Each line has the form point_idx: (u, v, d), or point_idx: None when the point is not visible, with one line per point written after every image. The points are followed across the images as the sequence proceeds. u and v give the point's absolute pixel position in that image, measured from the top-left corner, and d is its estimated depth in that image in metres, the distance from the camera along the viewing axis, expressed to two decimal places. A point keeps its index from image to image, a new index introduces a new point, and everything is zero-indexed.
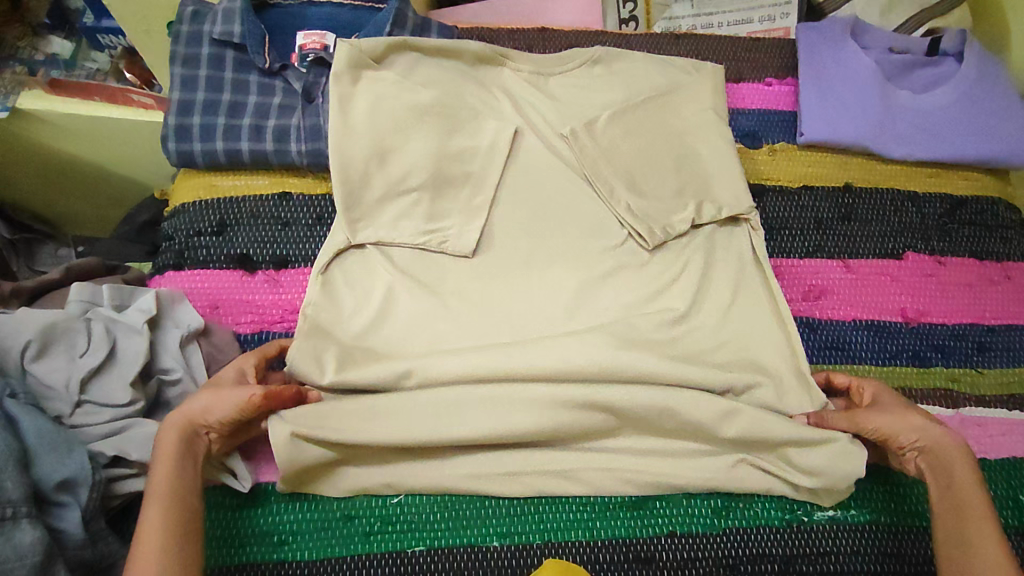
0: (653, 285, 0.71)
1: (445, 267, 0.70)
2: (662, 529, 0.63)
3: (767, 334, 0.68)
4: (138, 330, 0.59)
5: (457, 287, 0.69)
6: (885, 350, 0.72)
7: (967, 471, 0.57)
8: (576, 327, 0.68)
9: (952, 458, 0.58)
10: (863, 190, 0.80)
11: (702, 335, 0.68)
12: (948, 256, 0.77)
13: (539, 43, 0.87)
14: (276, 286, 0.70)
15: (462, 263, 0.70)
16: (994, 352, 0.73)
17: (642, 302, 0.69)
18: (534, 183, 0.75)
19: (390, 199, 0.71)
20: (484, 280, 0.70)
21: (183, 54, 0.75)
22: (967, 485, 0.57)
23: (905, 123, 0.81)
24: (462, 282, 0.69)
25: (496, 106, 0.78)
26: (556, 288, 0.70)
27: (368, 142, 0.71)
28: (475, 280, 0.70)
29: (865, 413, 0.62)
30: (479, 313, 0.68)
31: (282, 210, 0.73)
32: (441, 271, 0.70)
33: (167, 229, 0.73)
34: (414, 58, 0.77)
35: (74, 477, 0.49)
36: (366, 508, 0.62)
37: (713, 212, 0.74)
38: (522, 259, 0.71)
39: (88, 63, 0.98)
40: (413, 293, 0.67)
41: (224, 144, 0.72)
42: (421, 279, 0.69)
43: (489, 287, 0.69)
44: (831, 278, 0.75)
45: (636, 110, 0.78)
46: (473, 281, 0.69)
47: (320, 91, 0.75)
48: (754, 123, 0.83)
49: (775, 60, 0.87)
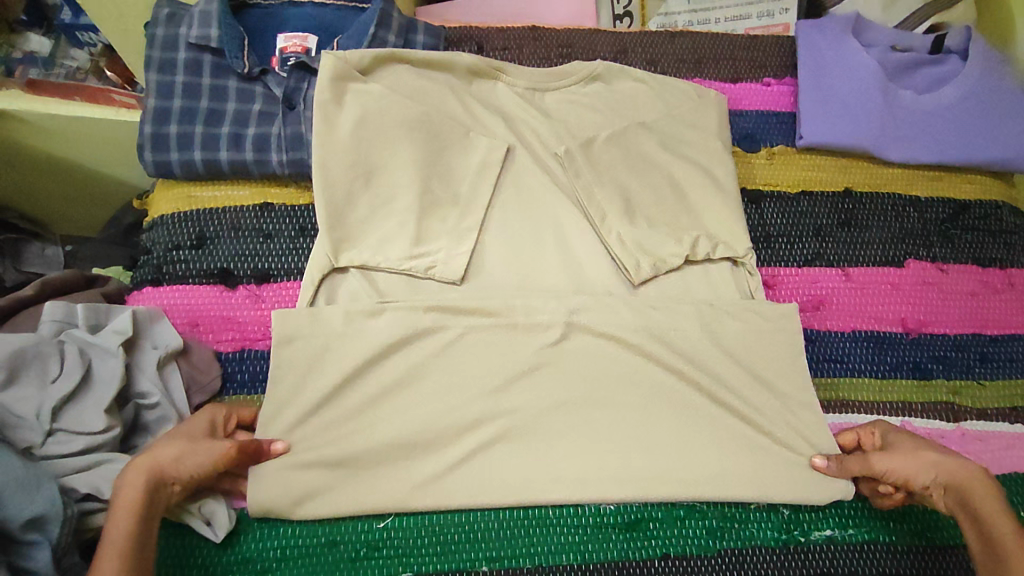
0: (624, 419, 0.63)
1: (396, 390, 0.62)
2: (656, 551, 0.61)
3: (743, 382, 0.65)
4: (113, 353, 0.57)
5: (407, 443, 0.60)
6: (885, 362, 0.70)
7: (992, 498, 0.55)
8: (554, 418, 0.62)
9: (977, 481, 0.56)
10: (864, 195, 0.78)
11: (676, 460, 0.62)
12: (950, 263, 0.75)
13: (530, 42, 0.83)
14: (259, 302, 0.67)
15: (412, 402, 0.61)
16: (996, 363, 0.72)
17: (632, 443, 0.62)
18: (525, 194, 0.73)
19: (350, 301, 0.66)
20: (443, 424, 0.61)
21: (157, 58, 0.72)
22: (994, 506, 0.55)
23: (907, 126, 0.78)
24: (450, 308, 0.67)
25: (486, 121, 0.75)
26: (520, 432, 0.62)
27: (353, 161, 0.69)
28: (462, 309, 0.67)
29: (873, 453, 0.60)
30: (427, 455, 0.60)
31: (263, 221, 0.71)
32: (386, 423, 0.61)
33: (145, 242, 0.71)
34: (401, 69, 0.74)
35: (44, 514, 0.47)
36: (351, 533, 0.59)
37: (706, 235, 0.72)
38: (492, 391, 0.62)
39: (68, 62, 0.95)
40: (352, 459, 0.59)
41: (202, 155, 0.69)
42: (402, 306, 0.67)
43: (450, 433, 0.61)
44: (830, 287, 0.73)
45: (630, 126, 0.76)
46: (438, 434, 0.61)
47: (300, 96, 0.72)
48: (751, 125, 0.81)
49: (774, 58, 0.84)
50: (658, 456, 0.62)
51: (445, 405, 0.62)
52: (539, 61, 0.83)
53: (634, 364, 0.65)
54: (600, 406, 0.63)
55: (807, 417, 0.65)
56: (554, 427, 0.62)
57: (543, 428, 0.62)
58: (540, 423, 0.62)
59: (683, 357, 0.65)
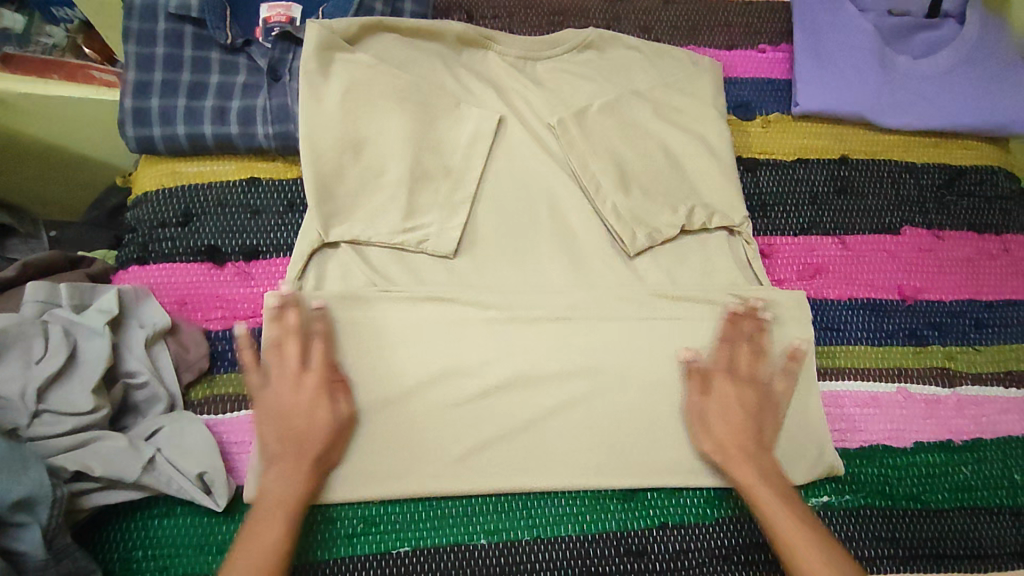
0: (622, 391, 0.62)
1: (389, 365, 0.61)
2: (654, 520, 0.61)
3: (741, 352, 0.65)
4: (99, 332, 0.56)
5: (404, 420, 0.60)
6: (883, 329, 0.69)
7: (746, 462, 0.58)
8: (550, 390, 0.62)
9: (744, 467, 0.58)
10: (860, 162, 0.77)
11: (675, 431, 0.62)
12: (946, 230, 0.74)
13: (521, 10, 0.81)
14: (247, 279, 0.66)
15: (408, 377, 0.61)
16: (992, 329, 0.71)
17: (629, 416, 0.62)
18: (517, 166, 0.72)
19: (340, 276, 0.65)
20: (439, 399, 0.61)
21: (136, 30, 0.69)
22: (773, 497, 0.56)
23: (904, 91, 0.77)
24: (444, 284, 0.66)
25: (476, 93, 0.74)
26: (516, 405, 0.61)
27: (342, 133, 0.67)
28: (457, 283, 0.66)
29: (717, 380, 0.62)
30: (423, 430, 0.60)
31: (251, 198, 0.69)
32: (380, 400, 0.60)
33: (129, 221, 0.69)
34: (390, 39, 0.72)
35: (33, 494, 0.46)
36: (349, 509, 0.59)
37: (703, 205, 0.71)
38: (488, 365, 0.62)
39: (43, 38, 0.93)
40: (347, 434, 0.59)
41: (186, 129, 0.67)
42: (393, 280, 0.66)
43: (446, 407, 0.61)
44: (826, 256, 0.72)
45: (623, 96, 0.74)
46: (435, 409, 0.60)
47: (286, 68, 0.70)
48: (748, 93, 0.79)
49: (769, 25, 0.83)
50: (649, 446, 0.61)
51: (441, 380, 0.61)
52: (529, 31, 0.81)
53: (631, 336, 0.64)
54: (599, 378, 0.63)
55: (806, 386, 0.64)
56: (549, 401, 0.62)
57: (539, 401, 0.62)
58: (536, 396, 0.62)
59: (678, 328, 0.65)
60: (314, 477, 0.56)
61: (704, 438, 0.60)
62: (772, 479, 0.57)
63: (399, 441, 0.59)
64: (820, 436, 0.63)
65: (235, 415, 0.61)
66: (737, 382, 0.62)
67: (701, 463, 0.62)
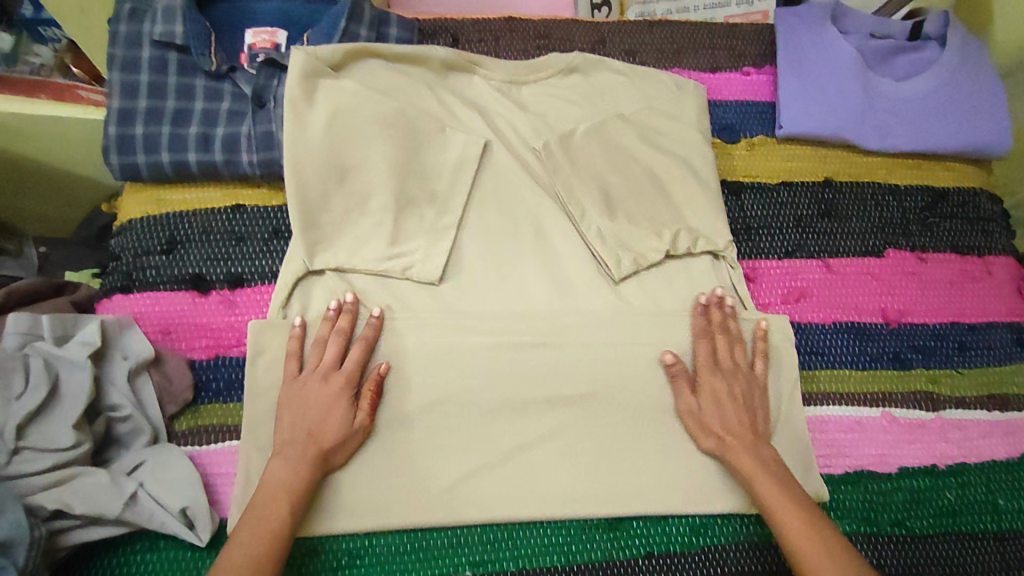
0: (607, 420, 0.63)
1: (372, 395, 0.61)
2: (639, 550, 0.61)
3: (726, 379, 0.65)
4: (81, 365, 0.56)
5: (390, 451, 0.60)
6: (866, 352, 0.70)
7: (751, 465, 0.58)
8: (535, 418, 0.63)
9: (743, 455, 0.59)
10: (844, 185, 0.77)
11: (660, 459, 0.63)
12: (929, 252, 0.75)
13: (507, 33, 0.81)
14: (232, 307, 0.66)
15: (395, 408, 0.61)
16: (975, 352, 0.72)
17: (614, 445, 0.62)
18: (502, 191, 0.72)
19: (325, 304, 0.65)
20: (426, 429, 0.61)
21: (121, 56, 0.69)
22: (774, 485, 0.57)
23: (885, 114, 0.78)
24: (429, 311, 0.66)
25: (462, 118, 0.74)
26: (501, 434, 0.62)
27: (326, 160, 0.67)
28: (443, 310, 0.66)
29: (704, 378, 0.63)
30: (410, 461, 0.60)
31: (236, 224, 0.69)
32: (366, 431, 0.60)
33: (113, 248, 0.69)
34: (375, 65, 0.73)
35: (8, 538, 0.46)
36: (334, 542, 0.59)
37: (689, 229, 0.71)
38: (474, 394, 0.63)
39: (31, 58, 0.92)
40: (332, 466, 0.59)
41: (170, 157, 0.67)
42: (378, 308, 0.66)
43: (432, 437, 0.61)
44: (810, 279, 0.72)
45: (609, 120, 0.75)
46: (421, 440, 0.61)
47: (271, 95, 0.70)
48: (732, 115, 0.79)
49: (752, 47, 0.83)
50: (763, 430, 0.62)
51: (427, 409, 0.62)
52: (515, 54, 0.81)
53: (616, 364, 0.65)
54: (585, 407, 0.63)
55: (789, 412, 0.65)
56: (535, 430, 0.62)
57: (525, 430, 0.62)
58: (521, 425, 0.62)
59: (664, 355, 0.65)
60: (315, 473, 0.56)
61: (702, 436, 0.61)
62: (768, 465, 0.58)
63: (384, 472, 0.60)
64: (803, 462, 0.63)
65: (222, 445, 0.60)
66: (718, 375, 0.63)
67: (687, 491, 0.62)
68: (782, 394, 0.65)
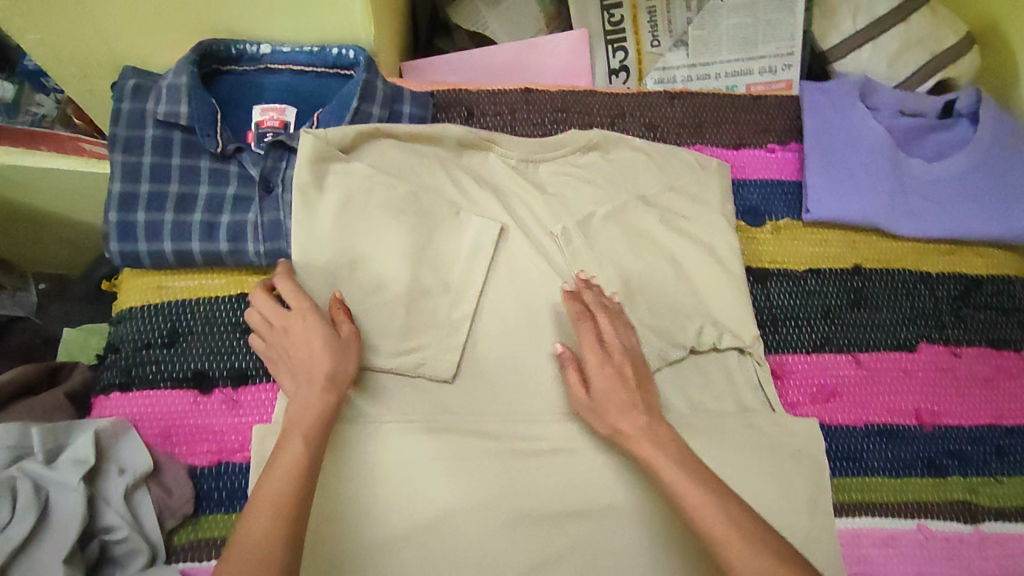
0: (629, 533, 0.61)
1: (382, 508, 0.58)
2: None
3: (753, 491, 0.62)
4: (73, 487, 0.53)
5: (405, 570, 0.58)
6: (900, 458, 0.67)
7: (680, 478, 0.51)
8: (554, 531, 0.60)
9: (644, 447, 0.53)
10: (874, 272, 0.74)
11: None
12: (964, 346, 0.72)
13: (523, 106, 0.78)
14: (235, 408, 0.63)
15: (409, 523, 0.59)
16: (1014, 457, 0.68)
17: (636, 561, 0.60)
18: (518, 280, 0.69)
19: None
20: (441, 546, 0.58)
21: (123, 137, 0.66)
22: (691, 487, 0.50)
23: (917, 198, 0.75)
24: (443, 413, 0.63)
25: (476, 199, 0.70)
26: (519, 550, 0.59)
27: (337, 251, 0.64)
28: (457, 412, 0.63)
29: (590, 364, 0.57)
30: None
31: (240, 315, 0.66)
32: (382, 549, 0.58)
33: (112, 338, 0.66)
34: (386, 144, 0.69)
35: None
36: None
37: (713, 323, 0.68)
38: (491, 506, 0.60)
39: (33, 109, 0.87)
40: None
41: (172, 245, 0.65)
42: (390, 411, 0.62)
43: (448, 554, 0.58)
44: (840, 376, 0.69)
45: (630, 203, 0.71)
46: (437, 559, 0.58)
47: (279, 178, 0.67)
48: (757, 196, 0.76)
49: (778, 121, 0.80)
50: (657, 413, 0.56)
51: (441, 523, 0.59)
52: (532, 128, 0.78)
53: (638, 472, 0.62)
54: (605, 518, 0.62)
55: (819, 528, 0.62)
56: (554, 544, 0.60)
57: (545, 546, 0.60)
58: (540, 540, 0.60)
59: None
60: (330, 395, 0.53)
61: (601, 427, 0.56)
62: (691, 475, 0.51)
63: None
64: None
65: None
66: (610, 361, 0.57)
67: None
68: (811, 506, 0.62)
